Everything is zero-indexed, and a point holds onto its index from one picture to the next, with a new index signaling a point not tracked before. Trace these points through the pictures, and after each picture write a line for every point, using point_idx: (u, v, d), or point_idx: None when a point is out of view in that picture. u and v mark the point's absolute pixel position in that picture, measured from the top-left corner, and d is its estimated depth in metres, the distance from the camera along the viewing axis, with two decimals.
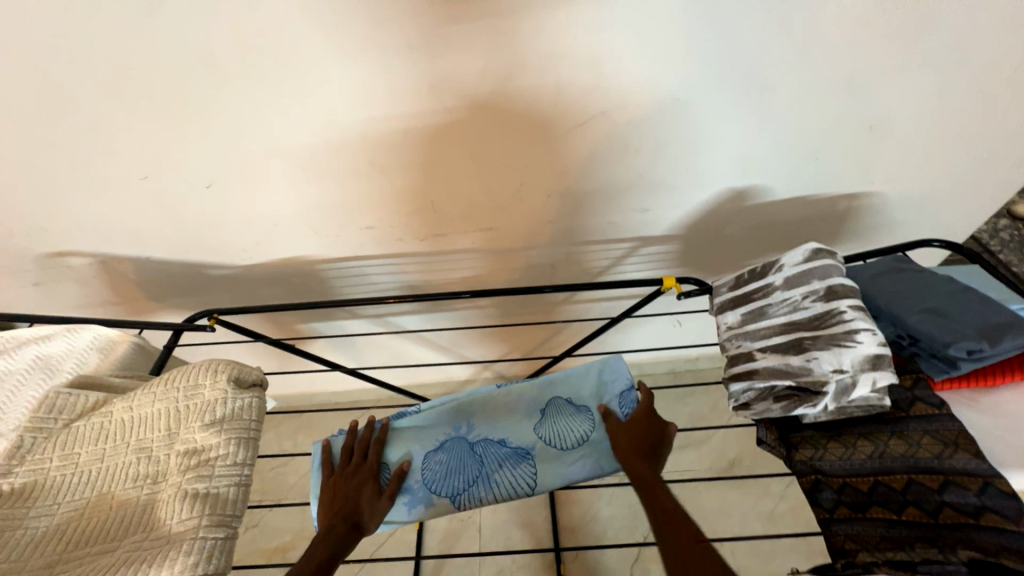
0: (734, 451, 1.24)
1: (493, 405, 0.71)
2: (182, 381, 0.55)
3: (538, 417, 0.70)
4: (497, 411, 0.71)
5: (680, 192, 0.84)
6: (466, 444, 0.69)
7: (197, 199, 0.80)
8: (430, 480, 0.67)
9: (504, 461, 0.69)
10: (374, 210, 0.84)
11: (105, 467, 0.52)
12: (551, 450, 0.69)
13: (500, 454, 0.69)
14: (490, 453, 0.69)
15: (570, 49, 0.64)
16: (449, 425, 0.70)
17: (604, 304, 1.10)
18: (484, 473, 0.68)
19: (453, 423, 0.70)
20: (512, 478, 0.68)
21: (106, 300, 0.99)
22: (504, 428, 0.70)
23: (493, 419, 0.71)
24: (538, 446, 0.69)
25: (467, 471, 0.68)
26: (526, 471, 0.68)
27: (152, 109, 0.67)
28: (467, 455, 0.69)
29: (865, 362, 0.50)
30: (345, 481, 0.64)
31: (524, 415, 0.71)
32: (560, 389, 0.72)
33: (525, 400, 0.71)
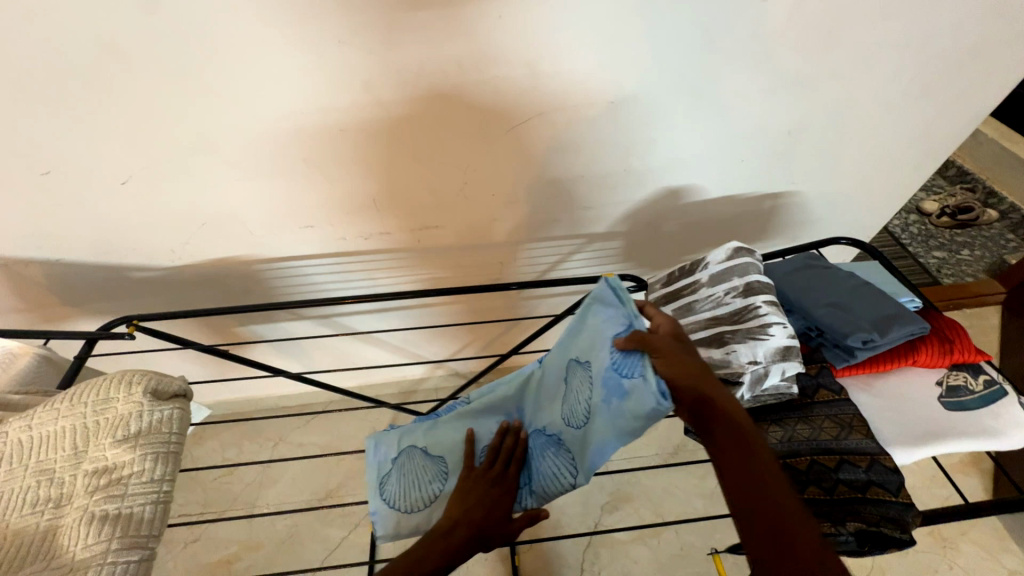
0: (679, 436, 1.30)
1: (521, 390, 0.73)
2: (91, 395, 0.51)
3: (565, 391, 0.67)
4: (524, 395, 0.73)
5: (623, 191, 0.87)
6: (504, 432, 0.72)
7: (113, 197, 0.74)
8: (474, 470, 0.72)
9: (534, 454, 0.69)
10: (314, 208, 0.81)
11: (0, 493, 0.48)
12: (574, 430, 0.64)
13: (543, 442, 0.69)
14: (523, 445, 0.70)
15: (506, 49, 0.64)
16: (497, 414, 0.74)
17: (554, 300, 1.12)
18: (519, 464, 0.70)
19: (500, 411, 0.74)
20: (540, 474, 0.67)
21: (11, 306, 0.90)
22: (546, 412, 0.70)
23: (535, 403, 0.72)
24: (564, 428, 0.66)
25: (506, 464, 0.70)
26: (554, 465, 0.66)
27: (51, 99, 0.61)
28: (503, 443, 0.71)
29: (776, 354, 0.54)
30: (496, 486, 0.67)
31: (555, 392, 0.69)
32: (571, 351, 0.65)
33: (552, 375, 0.69)
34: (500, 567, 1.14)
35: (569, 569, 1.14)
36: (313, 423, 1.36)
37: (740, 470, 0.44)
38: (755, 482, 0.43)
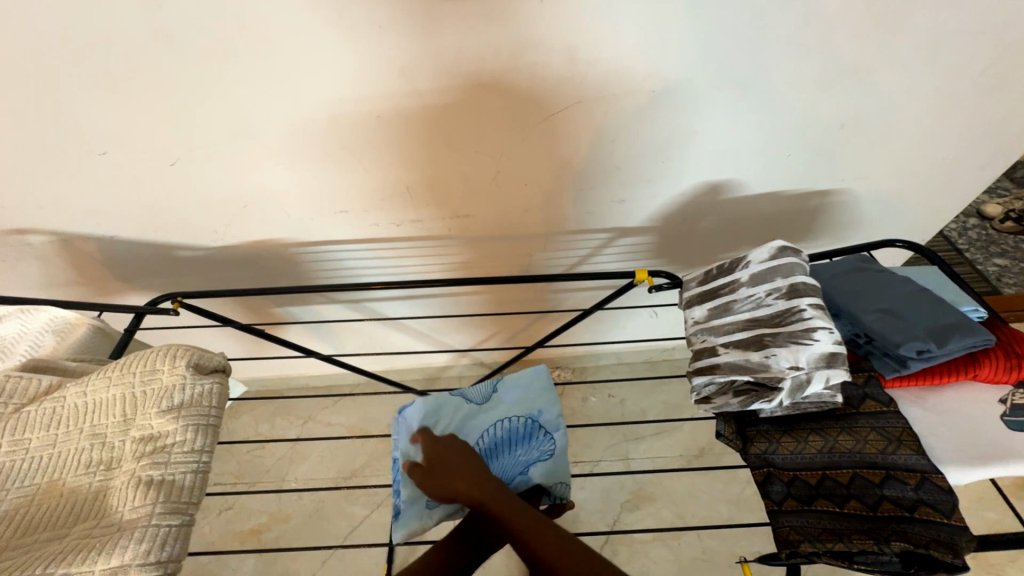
0: (704, 439, 1.27)
1: (487, 409, 0.72)
2: (138, 366, 0.54)
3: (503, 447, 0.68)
4: (491, 412, 0.72)
5: (659, 185, 0.84)
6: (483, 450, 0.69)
7: (163, 178, 0.77)
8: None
9: (526, 462, 0.68)
10: (348, 194, 0.83)
11: (57, 453, 0.51)
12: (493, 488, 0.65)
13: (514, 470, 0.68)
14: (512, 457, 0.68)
15: (548, 35, 0.62)
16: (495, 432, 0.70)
17: (581, 295, 1.10)
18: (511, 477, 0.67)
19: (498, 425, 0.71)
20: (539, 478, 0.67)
21: (70, 279, 0.96)
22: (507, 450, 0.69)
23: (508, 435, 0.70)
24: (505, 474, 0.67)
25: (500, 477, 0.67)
26: (550, 468, 0.68)
27: (109, 82, 0.64)
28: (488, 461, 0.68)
29: (820, 360, 0.52)
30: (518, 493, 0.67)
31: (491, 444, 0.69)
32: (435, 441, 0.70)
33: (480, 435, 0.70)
34: (517, 557, 1.15)
35: None
36: (341, 404, 1.40)
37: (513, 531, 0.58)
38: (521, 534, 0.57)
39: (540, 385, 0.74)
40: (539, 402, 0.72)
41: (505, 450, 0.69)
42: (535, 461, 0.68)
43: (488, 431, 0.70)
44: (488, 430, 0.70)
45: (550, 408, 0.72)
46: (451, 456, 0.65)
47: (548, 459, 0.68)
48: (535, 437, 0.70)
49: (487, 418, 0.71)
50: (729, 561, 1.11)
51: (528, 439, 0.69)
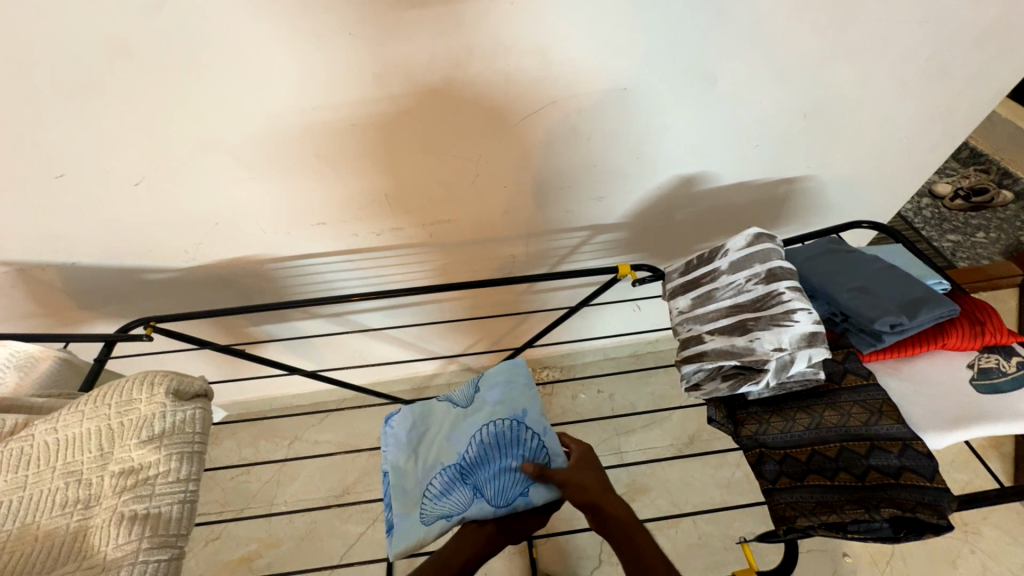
0: (693, 426, 1.30)
1: (473, 411, 0.73)
2: (112, 397, 0.52)
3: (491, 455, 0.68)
4: (477, 415, 0.72)
5: (633, 181, 0.85)
6: (474, 460, 0.68)
7: (125, 199, 0.74)
8: (450, 504, 0.65)
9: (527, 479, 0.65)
10: (322, 205, 0.81)
11: (28, 495, 0.48)
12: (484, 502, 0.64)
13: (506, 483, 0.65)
14: (508, 469, 0.66)
15: (517, 36, 0.63)
16: (481, 440, 0.69)
17: (565, 293, 1.11)
18: (512, 497, 0.64)
19: (483, 432, 0.70)
20: (541, 494, 0.64)
21: (28, 311, 0.91)
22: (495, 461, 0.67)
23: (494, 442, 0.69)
24: (495, 488, 0.65)
25: (500, 495, 0.64)
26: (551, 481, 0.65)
27: (60, 101, 0.61)
28: (482, 471, 0.67)
29: (802, 340, 0.54)
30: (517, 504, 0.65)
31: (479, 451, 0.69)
32: (428, 454, 0.71)
33: (467, 442, 0.70)
34: (518, 560, 1.15)
35: (586, 559, 1.14)
36: (327, 421, 1.37)
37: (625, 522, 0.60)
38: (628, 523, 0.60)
39: (521, 381, 0.74)
40: (521, 399, 0.72)
41: (497, 459, 0.68)
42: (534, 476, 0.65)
43: (476, 437, 0.70)
44: (476, 437, 0.70)
45: (533, 406, 0.72)
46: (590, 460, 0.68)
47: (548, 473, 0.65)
48: (528, 445, 0.68)
49: (474, 422, 0.72)
50: (724, 543, 1.13)
51: (519, 446, 0.68)
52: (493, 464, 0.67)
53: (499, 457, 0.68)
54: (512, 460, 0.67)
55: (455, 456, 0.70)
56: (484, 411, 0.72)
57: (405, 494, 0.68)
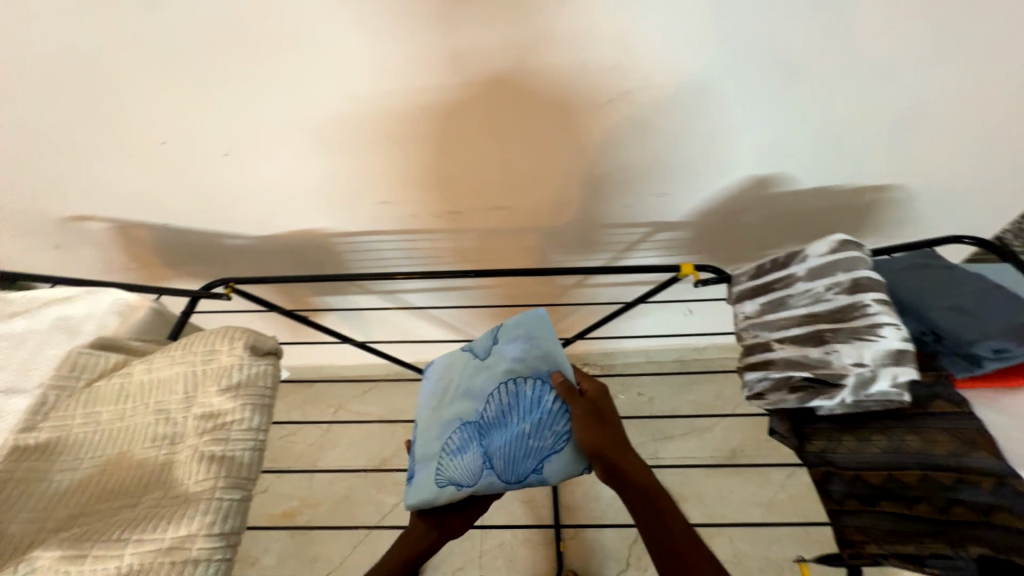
0: (737, 440, 1.24)
1: (489, 365, 0.73)
2: (199, 346, 0.56)
3: (508, 418, 0.69)
4: (495, 371, 0.72)
5: (699, 180, 0.82)
6: (491, 421, 0.69)
7: (214, 167, 0.80)
8: (463, 469, 0.67)
9: (542, 453, 0.65)
10: (389, 185, 0.84)
11: (124, 426, 0.54)
12: (495, 474, 0.65)
13: (519, 457, 0.65)
14: (522, 437, 0.66)
15: (597, 23, 0.61)
16: (499, 402, 0.70)
17: (615, 291, 1.09)
18: (524, 472, 0.65)
19: (501, 394, 0.70)
20: (554, 472, 0.64)
21: (123, 265, 1.00)
22: (511, 428, 0.68)
23: (512, 407, 0.69)
24: (507, 461, 0.65)
25: (511, 469, 0.65)
26: (567, 459, 0.65)
27: (168, 72, 0.66)
28: (497, 435, 0.68)
29: (887, 356, 0.50)
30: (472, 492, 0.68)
31: (496, 411, 0.69)
32: (449, 409, 0.73)
33: (486, 400, 0.71)
34: (545, 551, 1.15)
35: (613, 560, 1.13)
36: (371, 394, 1.42)
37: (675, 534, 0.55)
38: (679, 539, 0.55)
39: (544, 343, 0.72)
40: (541, 359, 0.71)
41: (512, 425, 0.68)
42: (548, 451, 0.65)
43: (496, 398, 0.70)
44: (495, 398, 0.70)
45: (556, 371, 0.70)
46: (618, 425, 0.65)
47: (564, 448, 0.65)
48: (546, 414, 0.67)
49: (494, 379, 0.72)
50: (761, 565, 1.08)
51: (538, 415, 0.68)
52: (508, 429, 0.68)
53: (514, 422, 0.68)
54: (527, 427, 0.67)
55: (473, 414, 0.71)
56: (502, 369, 0.71)
57: (424, 448, 0.71)
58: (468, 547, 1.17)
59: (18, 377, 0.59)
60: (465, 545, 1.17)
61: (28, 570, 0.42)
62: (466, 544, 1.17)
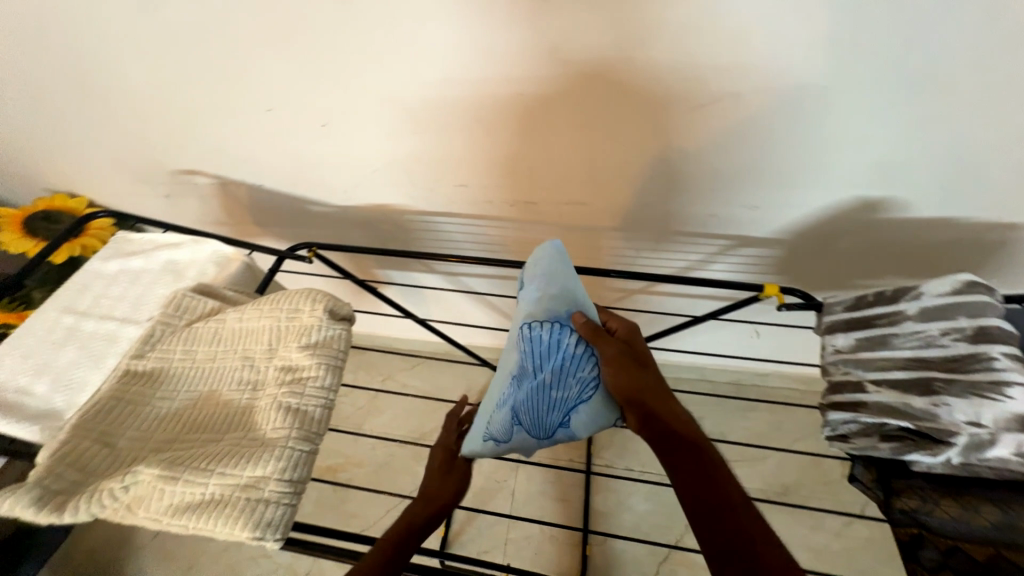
0: (790, 476, 1.17)
1: (514, 313, 0.71)
2: (286, 302, 0.60)
3: (527, 366, 0.64)
4: (516, 317, 0.69)
5: (796, 195, 0.76)
6: (518, 373, 0.66)
7: (310, 137, 0.84)
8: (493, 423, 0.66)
9: (567, 404, 0.62)
10: (468, 169, 0.85)
11: (215, 367, 0.59)
12: (524, 424, 0.63)
13: (544, 407, 0.63)
14: (544, 386, 0.63)
15: (714, 19, 0.57)
16: (518, 349, 0.66)
17: (679, 302, 1.04)
18: (551, 426, 0.63)
19: (519, 341, 0.66)
20: (581, 423, 0.62)
21: (219, 219, 1.09)
22: (532, 376, 0.64)
23: (529, 353, 0.64)
24: (533, 412, 0.63)
25: (539, 422, 0.63)
26: (593, 408, 0.62)
27: (283, 43, 0.70)
28: (519, 387, 0.65)
29: (1011, 420, 0.46)
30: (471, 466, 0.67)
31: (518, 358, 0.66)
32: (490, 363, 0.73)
33: (511, 348, 0.68)
34: (570, 551, 1.15)
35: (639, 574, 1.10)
36: (419, 368, 1.47)
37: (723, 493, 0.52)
38: (726, 499, 0.51)
39: (562, 280, 0.67)
40: (558, 300, 0.66)
41: (533, 374, 0.64)
42: (574, 401, 0.62)
43: (515, 346, 0.67)
44: (515, 346, 0.67)
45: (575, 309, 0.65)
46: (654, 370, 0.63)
47: (591, 395, 0.62)
48: (569, 360, 0.63)
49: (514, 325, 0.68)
50: None
51: (557, 362, 0.63)
52: (531, 378, 0.64)
53: (534, 371, 0.64)
54: (548, 376, 0.63)
55: (507, 370, 0.68)
56: (523, 314, 0.67)
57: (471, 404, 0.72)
58: (495, 531, 1.19)
59: (133, 308, 0.67)
60: (492, 529, 1.19)
61: (131, 482, 0.48)
62: (493, 528, 1.19)
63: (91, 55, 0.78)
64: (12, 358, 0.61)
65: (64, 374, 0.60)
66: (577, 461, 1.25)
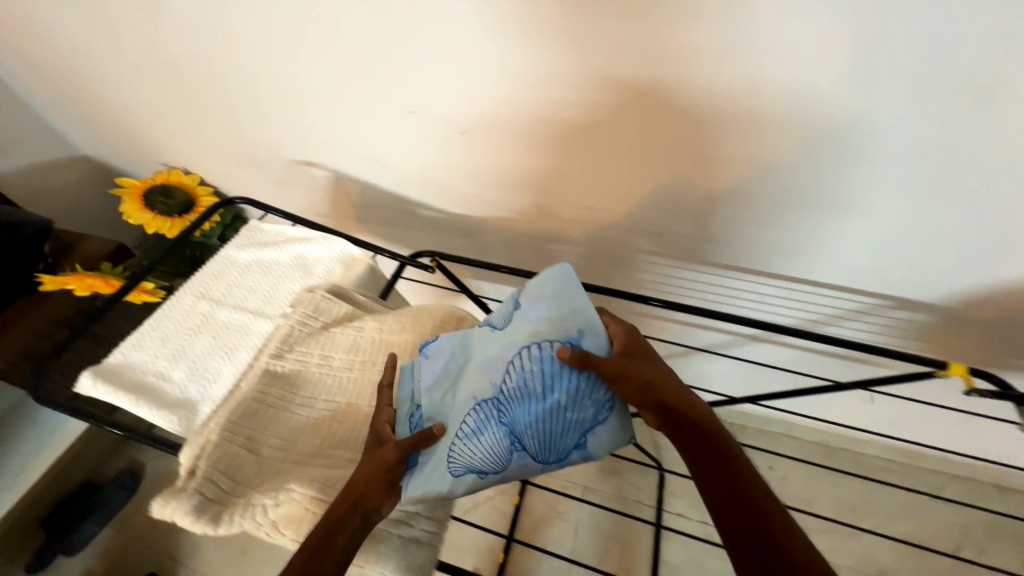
0: (888, 560, 1.05)
1: (510, 332, 0.53)
2: (429, 317, 0.59)
3: (531, 388, 0.49)
4: (516, 336, 0.52)
5: (980, 265, 0.68)
6: (511, 393, 0.50)
7: (442, 143, 0.81)
8: (479, 455, 0.49)
9: (585, 427, 0.49)
10: (601, 193, 0.79)
11: (353, 377, 0.57)
12: (528, 455, 0.49)
13: (552, 433, 0.49)
14: (557, 411, 0.49)
15: (955, 67, 0.50)
16: (520, 369, 0.50)
17: (794, 357, 0.95)
18: (564, 450, 0.49)
19: (524, 361, 0.50)
20: (599, 447, 0.49)
21: (322, 212, 1.09)
22: (539, 397, 0.49)
23: (539, 375, 0.49)
24: (541, 439, 0.49)
25: (548, 451, 0.49)
26: (613, 430, 0.50)
27: (440, 49, 0.67)
28: (517, 411, 0.49)
29: None
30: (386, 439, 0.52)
31: (519, 378, 0.50)
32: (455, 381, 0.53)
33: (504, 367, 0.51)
34: None
35: None
36: None
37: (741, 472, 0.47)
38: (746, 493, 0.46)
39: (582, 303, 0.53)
40: (577, 319, 0.52)
41: (540, 396, 0.49)
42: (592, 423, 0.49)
43: (517, 367, 0.50)
44: (514, 365, 0.50)
45: (593, 330, 0.51)
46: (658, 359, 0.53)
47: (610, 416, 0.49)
48: (586, 379, 0.49)
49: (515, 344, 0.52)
50: None
51: (570, 384, 0.49)
52: (534, 403, 0.49)
53: (541, 394, 0.49)
54: (564, 399, 0.49)
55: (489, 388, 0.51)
56: (522, 335, 0.52)
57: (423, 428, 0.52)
58: (553, 569, 1.12)
59: (264, 302, 0.65)
60: (550, 566, 1.12)
61: (284, 500, 0.47)
62: (552, 565, 1.12)
63: (241, 42, 0.78)
64: (152, 341, 0.60)
65: (201, 362, 0.59)
66: (647, 505, 1.17)
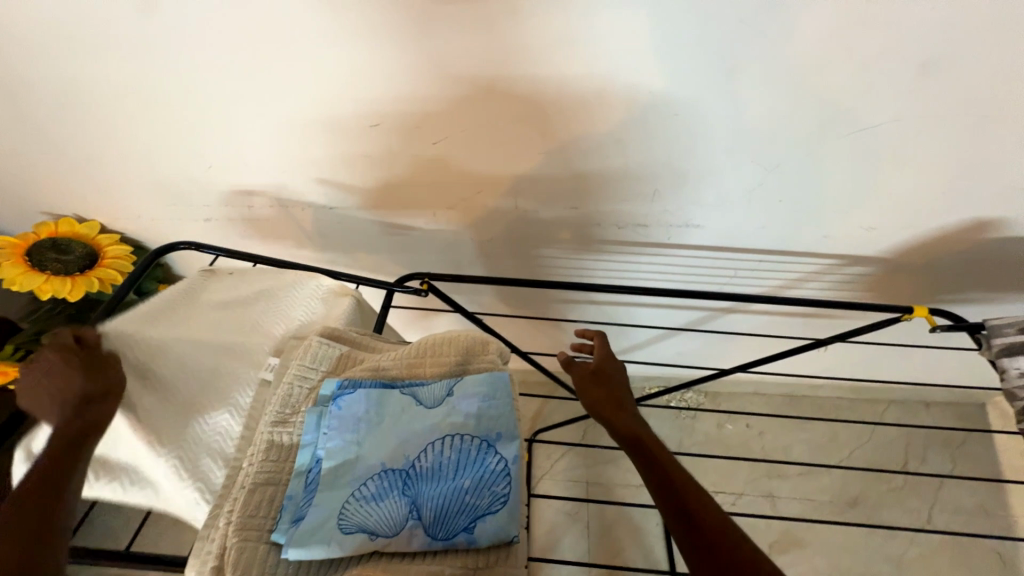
0: (858, 486, 1.19)
1: (432, 414, 0.49)
2: (452, 348, 0.55)
3: (441, 466, 0.46)
4: (437, 420, 0.48)
5: (918, 217, 0.77)
6: (422, 469, 0.46)
7: (412, 155, 0.74)
8: (372, 525, 0.43)
9: (477, 514, 0.44)
10: (586, 190, 0.77)
11: None
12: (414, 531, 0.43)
13: (449, 511, 0.44)
14: (458, 494, 0.45)
15: (903, 48, 0.56)
16: (434, 447, 0.47)
17: (765, 321, 1.02)
18: (451, 535, 0.43)
19: (441, 444, 0.47)
20: (486, 542, 0.43)
21: (267, 246, 0.95)
22: (447, 479, 0.45)
23: (452, 456, 0.46)
24: (434, 516, 0.44)
25: (435, 530, 0.43)
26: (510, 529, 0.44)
27: (408, 51, 0.60)
28: (421, 484, 0.45)
29: None
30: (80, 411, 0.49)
31: (428, 456, 0.46)
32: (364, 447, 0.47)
33: (418, 445, 0.47)
34: None
35: None
36: None
37: (693, 532, 0.48)
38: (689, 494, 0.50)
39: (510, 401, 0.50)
40: (504, 417, 0.49)
41: (449, 476, 0.46)
42: (487, 518, 0.44)
43: (435, 445, 0.47)
44: (431, 444, 0.47)
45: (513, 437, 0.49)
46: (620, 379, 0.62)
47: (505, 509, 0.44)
48: (499, 467, 0.46)
49: (437, 427, 0.48)
50: None
51: (484, 469, 0.46)
52: (442, 480, 0.46)
53: (450, 473, 0.46)
54: (470, 483, 0.45)
55: (399, 456, 0.47)
56: (448, 422, 0.48)
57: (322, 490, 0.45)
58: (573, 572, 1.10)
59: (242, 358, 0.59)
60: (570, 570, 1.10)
61: None
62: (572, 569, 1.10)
63: (151, 53, 0.64)
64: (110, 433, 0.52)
65: (180, 448, 0.51)
66: None
